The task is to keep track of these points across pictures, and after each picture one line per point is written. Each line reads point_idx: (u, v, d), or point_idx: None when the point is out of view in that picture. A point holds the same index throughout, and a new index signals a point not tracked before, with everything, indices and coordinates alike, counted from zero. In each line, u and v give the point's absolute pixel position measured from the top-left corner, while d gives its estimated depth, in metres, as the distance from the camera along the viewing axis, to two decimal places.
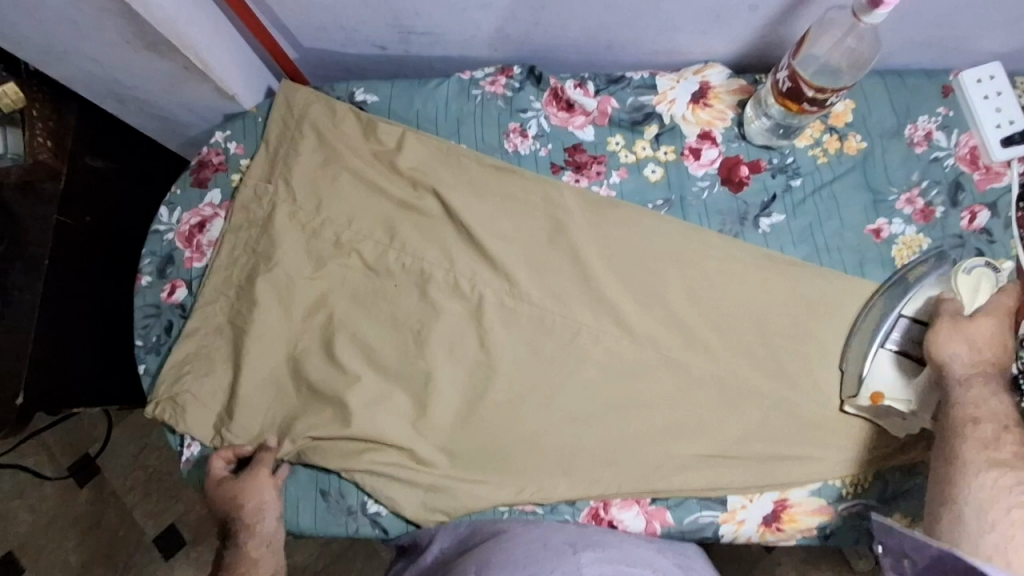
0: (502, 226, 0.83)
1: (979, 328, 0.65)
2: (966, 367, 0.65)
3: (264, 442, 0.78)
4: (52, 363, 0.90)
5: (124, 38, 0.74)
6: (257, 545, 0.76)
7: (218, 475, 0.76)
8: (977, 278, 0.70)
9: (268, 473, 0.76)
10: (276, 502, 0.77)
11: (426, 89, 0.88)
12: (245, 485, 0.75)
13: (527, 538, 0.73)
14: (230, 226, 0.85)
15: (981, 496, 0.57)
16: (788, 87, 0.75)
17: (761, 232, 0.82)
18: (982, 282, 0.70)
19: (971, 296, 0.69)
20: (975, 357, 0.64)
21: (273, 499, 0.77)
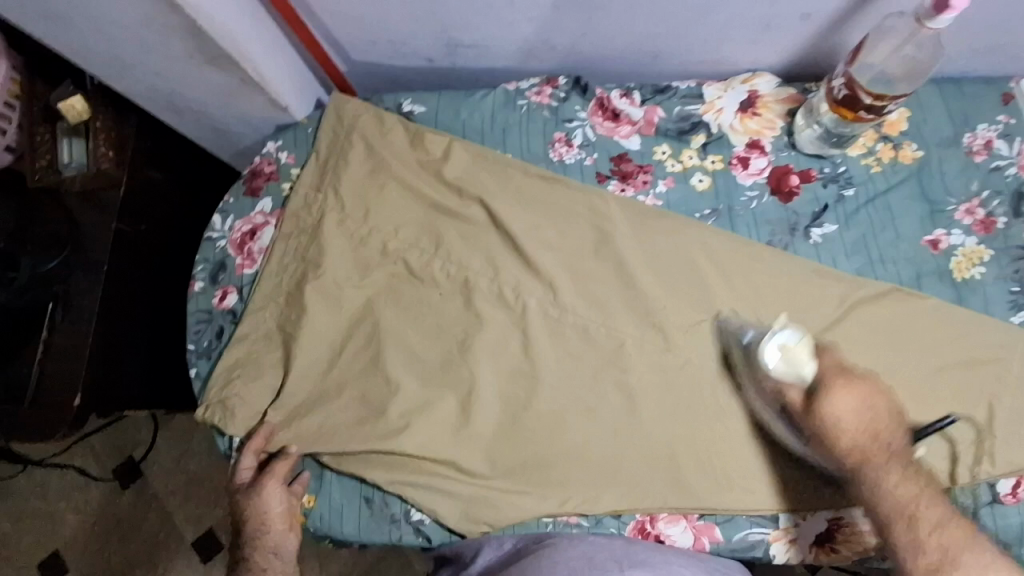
0: (547, 235, 0.83)
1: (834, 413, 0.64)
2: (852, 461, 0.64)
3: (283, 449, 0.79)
4: (109, 366, 0.93)
5: (187, 53, 0.77)
6: (264, 553, 0.77)
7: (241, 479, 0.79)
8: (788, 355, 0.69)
9: (276, 484, 0.77)
10: (283, 512, 0.78)
11: (473, 101, 0.89)
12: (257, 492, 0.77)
13: (563, 560, 0.72)
14: (281, 233, 0.87)
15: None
16: (845, 94, 0.74)
17: (812, 242, 0.81)
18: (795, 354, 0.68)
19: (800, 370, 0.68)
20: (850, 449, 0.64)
21: (280, 509, 0.77)
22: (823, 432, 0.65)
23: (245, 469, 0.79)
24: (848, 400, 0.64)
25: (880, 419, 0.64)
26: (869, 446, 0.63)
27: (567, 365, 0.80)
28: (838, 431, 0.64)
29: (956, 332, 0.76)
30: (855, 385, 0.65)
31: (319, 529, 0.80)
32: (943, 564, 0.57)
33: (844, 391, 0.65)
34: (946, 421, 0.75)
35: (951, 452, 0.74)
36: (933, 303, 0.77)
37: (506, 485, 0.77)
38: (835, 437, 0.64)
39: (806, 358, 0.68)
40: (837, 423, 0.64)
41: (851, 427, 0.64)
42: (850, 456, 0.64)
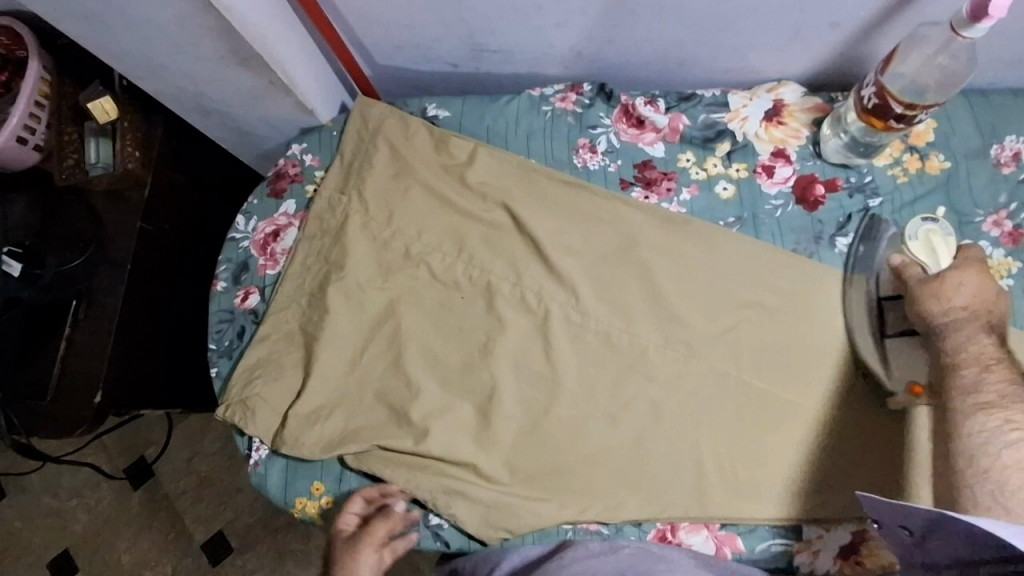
0: (571, 239, 0.83)
1: (962, 283, 0.68)
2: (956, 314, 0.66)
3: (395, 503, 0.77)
4: (129, 366, 0.94)
5: (219, 54, 0.78)
6: None
7: (344, 524, 0.78)
8: (925, 237, 0.77)
9: (371, 549, 0.76)
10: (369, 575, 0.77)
11: (497, 106, 0.90)
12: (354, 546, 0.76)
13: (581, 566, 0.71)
14: (304, 235, 0.88)
15: (980, 440, 0.59)
16: (874, 103, 0.74)
17: (837, 252, 0.80)
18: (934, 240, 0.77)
19: (934, 258, 0.76)
20: (962, 304, 0.67)
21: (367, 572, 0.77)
22: (934, 291, 0.68)
23: (350, 515, 0.78)
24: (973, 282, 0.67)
25: (996, 304, 0.67)
26: (974, 313, 0.66)
27: (590, 370, 0.80)
28: (948, 295, 0.67)
29: None
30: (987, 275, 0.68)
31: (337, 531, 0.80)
32: (994, 404, 0.60)
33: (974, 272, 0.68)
34: None
35: None
36: None
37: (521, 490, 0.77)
38: (946, 300, 0.67)
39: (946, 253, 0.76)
40: (955, 289, 0.67)
41: (969, 297, 0.67)
42: (951, 314, 0.67)
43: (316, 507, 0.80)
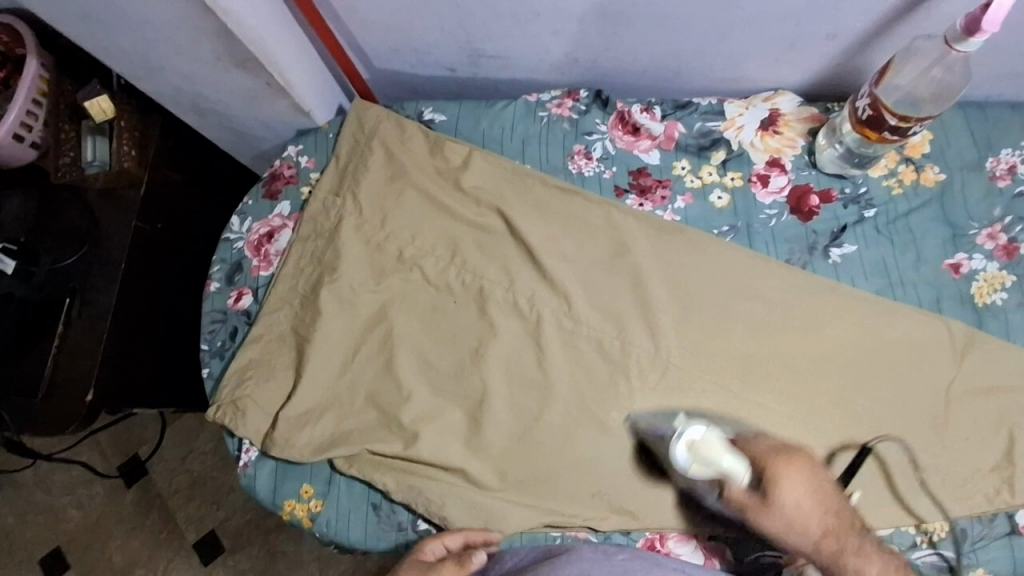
0: (565, 246, 0.83)
1: (793, 503, 0.66)
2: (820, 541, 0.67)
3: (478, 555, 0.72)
4: (122, 363, 0.94)
5: (215, 56, 0.78)
6: None
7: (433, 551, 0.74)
8: (706, 451, 0.69)
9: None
10: None
11: (493, 111, 0.90)
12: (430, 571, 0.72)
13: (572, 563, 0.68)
14: (299, 236, 0.87)
15: None
16: (868, 115, 0.74)
17: (831, 262, 0.80)
18: (714, 448, 0.68)
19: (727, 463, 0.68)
20: (818, 532, 0.67)
21: None
22: (787, 522, 0.66)
23: (444, 542, 0.74)
24: (799, 486, 0.66)
25: (829, 496, 0.67)
26: (832, 528, 0.67)
27: (581, 378, 0.80)
28: (805, 525, 0.66)
29: (979, 361, 0.75)
30: (795, 460, 0.68)
31: (326, 534, 0.80)
32: None
33: (793, 475, 0.67)
34: (964, 446, 0.74)
35: (966, 478, 0.73)
36: (951, 327, 0.76)
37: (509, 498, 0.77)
38: (804, 529, 0.66)
39: (721, 451, 0.68)
40: (797, 514, 0.66)
41: (811, 509, 0.66)
42: (822, 542, 0.66)
43: (305, 511, 0.80)
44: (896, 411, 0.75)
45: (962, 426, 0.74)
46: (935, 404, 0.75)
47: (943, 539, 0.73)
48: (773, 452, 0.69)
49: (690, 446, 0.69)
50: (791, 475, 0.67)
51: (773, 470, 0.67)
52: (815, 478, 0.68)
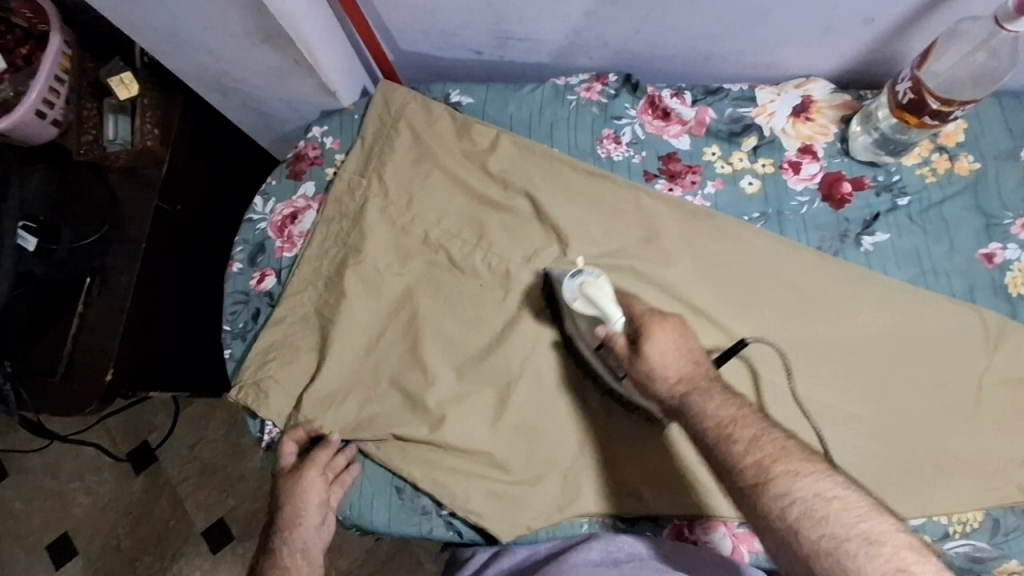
0: (591, 230, 0.82)
1: (658, 348, 0.65)
2: (674, 386, 0.64)
3: (326, 439, 0.78)
4: (141, 345, 0.93)
5: (245, 31, 0.76)
6: (291, 552, 0.76)
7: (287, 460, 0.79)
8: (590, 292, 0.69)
9: (315, 473, 0.76)
10: (317, 507, 0.77)
11: (521, 94, 0.89)
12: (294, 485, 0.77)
13: (573, 565, 0.70)
14: (323, 217, 0.86)
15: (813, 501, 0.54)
16: (910, 99, 0.73)
17: (863, 250, 0.80)
18: (597, 291, 0.69)
19: (605, 305, 0.68)
20: (674, 378, 0.65)
21: (314, 504, 0.76)
22: (646, 373, 0.66)
23: (286, 455, 0.79)
24: (669, 345, 0.65)
25: (694, 350, 0.66)
26: (691, 378, 0.64)
27: None
28: (664, 373, 0.65)
29: (1013, 351, 0.75)
30: (671, 322, 0.67)
31: (348, 516, 0.80)
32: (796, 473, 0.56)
33: (665, 330, 0.66)
34: (996, 436, 0.74)
35: (997, 467, 0.73)
36: (986, 316, 0.76)
37: (533, 482, 0.77)
38: (662, 375, 0.65)
39: (605, 294, 0.68)
40: (659, 360, 0.65)
41: (672, 362, 0.65)
42: (676, 390, 0.64)
43: None
44: (927, 401, 0.75)
45: (995, 416, 0.74)
46: (967, 394, 0.75)
47: (979, 527, 0.72)
48: (650, 313, 0.68)
49: (580, 286, 0.69)
50: (663, 334, 0.66)
51: (647, 325, 0.67)
52: (689, 342, 0.67)
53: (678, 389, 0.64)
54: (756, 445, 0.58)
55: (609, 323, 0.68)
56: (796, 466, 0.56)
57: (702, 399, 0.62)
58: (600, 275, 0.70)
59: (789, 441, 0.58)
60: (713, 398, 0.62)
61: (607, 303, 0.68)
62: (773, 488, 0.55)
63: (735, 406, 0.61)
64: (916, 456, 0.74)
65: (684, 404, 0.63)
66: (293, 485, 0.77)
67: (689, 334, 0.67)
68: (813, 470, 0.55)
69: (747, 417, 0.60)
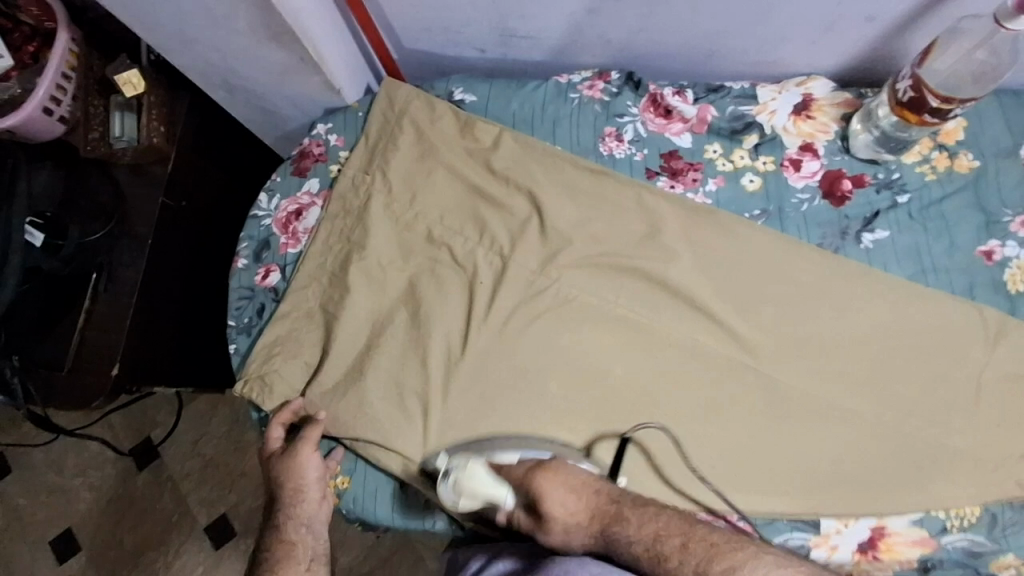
0: (592, 228, 0.83)
1: (556, 513, 0.70)
2: (588, 530, 0.71)
3: (314, 417, 0.78)
4: (146, 339, 0.93)
5: (251, 29, 0.77)
6: (296, 528, 0.76)
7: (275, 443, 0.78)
8: (467, 485, 0.73)
9: (310, 450, 0.76)
10: (317, 482, 0.77)
11: (524, 92, 0.89)
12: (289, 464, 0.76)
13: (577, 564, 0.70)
14: (327, 214, 0.87)
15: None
16: (910, 96, 0.74)
17: (863, 247, 0.80)
18: (476, 480, 0.73)
19: (494, 487, 0.73)
20: (585, 522, 0.71)
21: (314, 479, 0.77)
22: (561, 526, 0.71)
23: (274, 439, 0.79)
24: (562, 497, 0.71)
25: (585, 489, 0.71)
26: (596, 516, 0.70)
27: (610, 358, 0.79)
28: (573, 521, 0.71)
29: (1010, 348, 0.75)
30: (550, 477, 0.71)
31: (351, 511, 0.80)
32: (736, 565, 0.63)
33: (548, 488, 0.71)
34: (995, 432, 0.74)
35: (993, 463, 0.73)
36: (984, 312, 0.76)
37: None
38: (572, 526, 0.71)
39: (486, 480, 0.73)
40: (560, 520, 0.70)
41: (574, 512, 0.71)
42: (590, 532, 0.71)
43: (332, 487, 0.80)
44: (927, 397, 0.75)
45: (993, 412, 0.75)
46: (965, 390, 0.75)
47: (977, 522, 0.73)
48: (532, 469, 0.73)
49: (457, 486, 0.73)
50: (551, 498, 0.71)
51: (534, 492, 0.71)
52: (574, 475, 0.72)
53: (595, 527, 0.70)
54: (687, 551, 0.65)
55: (502, 504, 0.73)
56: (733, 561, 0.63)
57: (619, 529, 0.69)
58: (468, 466, 0.73)
59: (717, 535, 0.65)
60: (628, 521, 0.69)
61: (492, 486, 0.73)
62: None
63: (652, 520, 0.68)
64: (914, 451, 0.74)
65: (607, 537, 0.70)
66: (290, 464, 0.76)
67: (567, 474, 0.72)
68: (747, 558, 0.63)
69: (670, 528, 0.67)
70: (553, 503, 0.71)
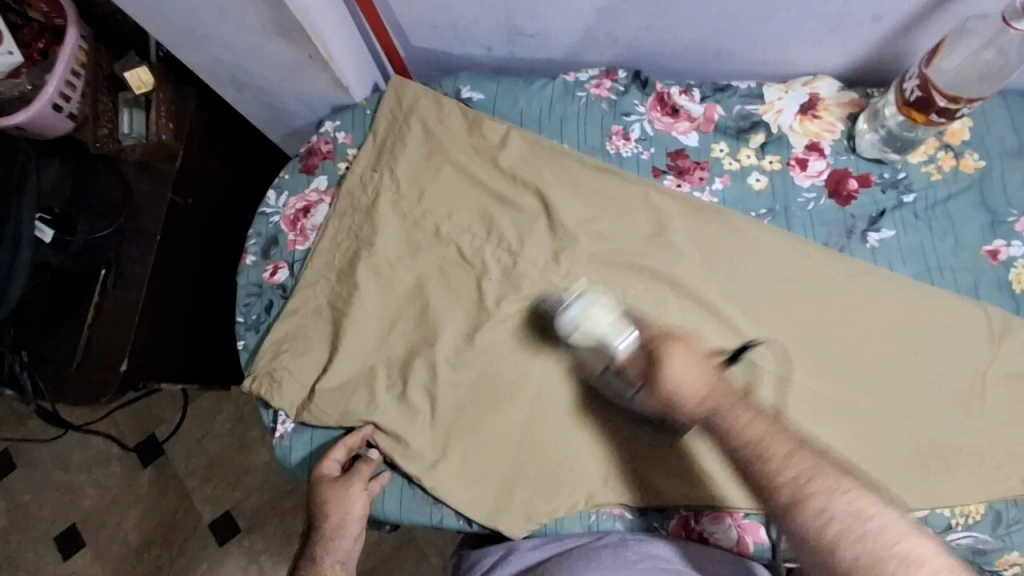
0: (600, 225, 0.83)
1: (677, 376, 0.63)
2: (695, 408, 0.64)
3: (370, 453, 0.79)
4: (154, 336, 0.94)
5: (261, 26, 0.78)
6: (331, 564, 0.75)
7: (328, 471, 0.78)
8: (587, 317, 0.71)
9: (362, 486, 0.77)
10: (359, 519, 0.76)
11: (531, 90, 0.90)
12: (338, 495, 0.76)
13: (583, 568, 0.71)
14: (335, 211, 0.88)
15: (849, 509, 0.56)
16: (917, 96, 0.75)
17: (869, 246, 0.81)
18: (595, 315, 0.71)
19: (608, 329, 0.70)
20: (700, 400, 0.63)
21: (358, 515, 0.76)
22: (664, 398, 0.64)
23: (331, 462, 0.78)
24: (683, 365, 0.64)
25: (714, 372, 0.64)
26: (713, 398, 0.63)
27: None
28: (685, 394, 0.63)
29: (1016, 346, 0.76)
30: (682, 347, 0.65)
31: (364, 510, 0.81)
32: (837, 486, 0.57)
33: (679, 356, 0.64)
34: (999, 431, 0.75)
35: (999, 461, 0.74)
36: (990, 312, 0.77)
37: (572, 441, 0.78)
38: (683, 399, 0.63)
39: (605, 320, 0.71)
40: (675, 388, 0.63)
41: (693, 389, 0.63)
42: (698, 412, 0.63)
43: None
44: (932, 395, 0.76)
45: (999, 410, 0.75)
46: (970, 388, 0.76)
47: (982, 520, 0.74)
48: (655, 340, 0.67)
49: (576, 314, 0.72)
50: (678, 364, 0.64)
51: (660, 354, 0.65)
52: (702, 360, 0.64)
53: (703, 409, 0.63)
54: (791, 461, 0.59)
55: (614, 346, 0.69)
56: (833, 483, 0.58)
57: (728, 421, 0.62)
58: (596, 300, 0.72)
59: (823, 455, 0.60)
60: (739, 416, 0.62)
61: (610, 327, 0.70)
62: (811, 505, 0.57)
63: (762, 422, 0.61)
64: (920, 448, 0.75)
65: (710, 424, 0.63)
66: (339, 495, 0.76)
67: (692, 343, 0.65)
68: (851, 487, 0.57)
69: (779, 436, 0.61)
70: (677, 366, 0.64)
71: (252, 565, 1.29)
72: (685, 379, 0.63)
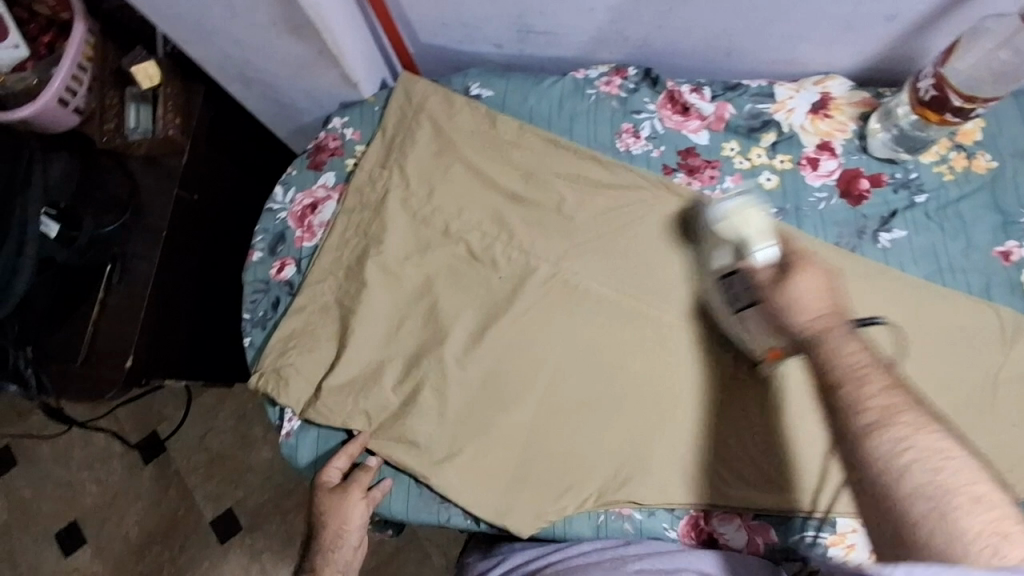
0: (611, 222, 0.83)
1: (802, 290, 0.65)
2: (806, 327, 0.64)
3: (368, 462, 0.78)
4: (158, 333, 0.94)
5: (271, 20, 0.77)
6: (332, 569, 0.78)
7: (328, 480, 0.78)
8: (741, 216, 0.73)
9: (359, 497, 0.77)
10: (358, 527, 0.78)
11: (541, 87, 0.89)
12: (337, 505, 0.77)
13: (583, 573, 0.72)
14: (344, 208, 0.87)
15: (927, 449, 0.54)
16: (932, 96, 0.74)
17: (881, 247, 0.80)
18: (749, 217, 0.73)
19: (753, 232, 0.72)
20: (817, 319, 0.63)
21: (357, 524, 0.77)
22: (779, 306, 0.65)
23: (331, 470, 0.78)
24: (815, 280, 0.65)
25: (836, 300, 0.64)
26: (829, 322, 0.63)
27: (628, 354, 0.79)
28: (804, 307, 0.64)
29: None
30: (812, 266, 0.66)
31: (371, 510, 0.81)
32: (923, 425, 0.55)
33: (809, 274, 0.65)
34: (1010, 434, 0.74)
35: (1010, 463, 0.74)
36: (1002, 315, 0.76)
37: (582, 439, 0.78)
38: (799, 314, 0.64)
39: (758, 225, 0.72)
40: (795, 303, 0.64)
41: (812, 305, 0.64)
42: (808, 329, 0.63)
43: None
44: (944, 398, 0.75)
45: (1010, 413, 0.75)
46: (982, 390, 0.75)
47: None
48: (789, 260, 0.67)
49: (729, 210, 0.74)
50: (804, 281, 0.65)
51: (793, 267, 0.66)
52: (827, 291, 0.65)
53: (816, 327, 0.63)
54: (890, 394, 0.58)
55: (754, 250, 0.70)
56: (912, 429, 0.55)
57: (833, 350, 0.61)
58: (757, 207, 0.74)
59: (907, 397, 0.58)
60: (844, 347, 0.61)
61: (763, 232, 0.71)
62: (893, 434, 0.55)
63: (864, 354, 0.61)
64: None
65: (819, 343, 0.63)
66: (337, 506, 0.77)
67: (829, 270, 0.66)
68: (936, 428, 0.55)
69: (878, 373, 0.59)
70: (804, 279, 0.65)
71: (253, 564, 1.28)
72: (810, 292, 0.64)
